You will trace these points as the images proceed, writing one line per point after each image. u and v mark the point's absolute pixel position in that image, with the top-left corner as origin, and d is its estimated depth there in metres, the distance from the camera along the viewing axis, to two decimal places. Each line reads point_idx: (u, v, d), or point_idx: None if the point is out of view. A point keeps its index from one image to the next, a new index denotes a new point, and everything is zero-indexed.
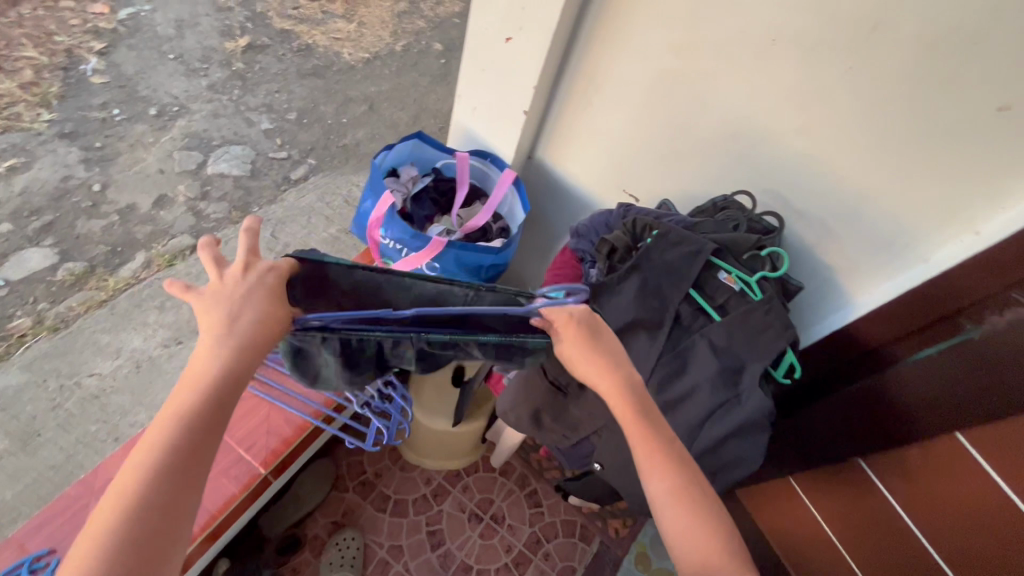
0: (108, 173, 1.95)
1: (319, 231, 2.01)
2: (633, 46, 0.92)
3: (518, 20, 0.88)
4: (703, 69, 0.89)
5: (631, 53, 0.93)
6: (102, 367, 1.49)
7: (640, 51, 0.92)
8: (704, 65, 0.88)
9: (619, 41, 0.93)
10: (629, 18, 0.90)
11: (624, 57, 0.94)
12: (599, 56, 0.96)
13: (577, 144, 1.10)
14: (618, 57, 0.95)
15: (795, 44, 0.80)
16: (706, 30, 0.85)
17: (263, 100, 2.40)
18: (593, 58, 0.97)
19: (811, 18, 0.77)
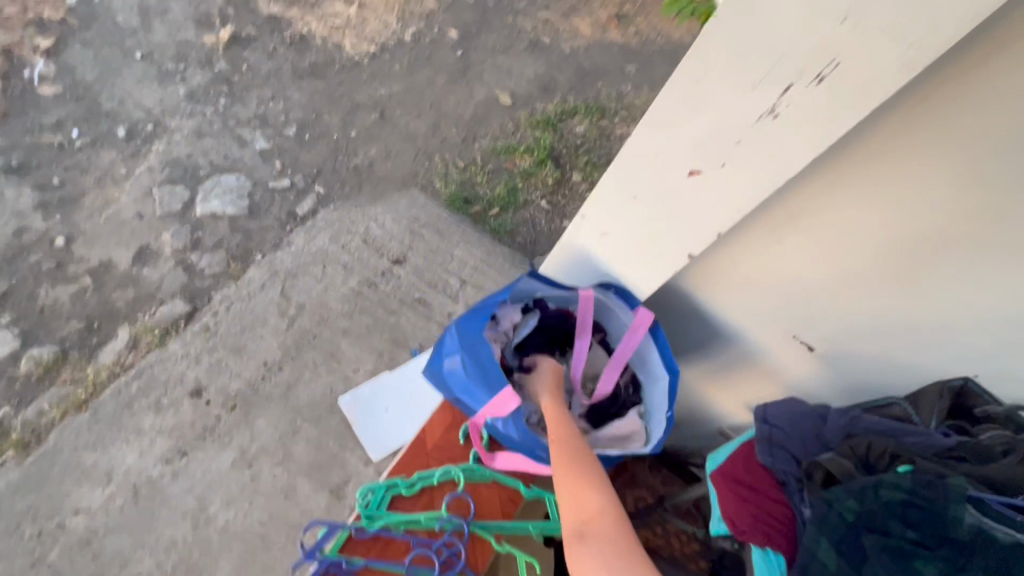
0: (73, 221, 1.59)
1: (337, 285, 1.69)
2: (886, 193, 0.67)
3: (720, 154, 0.61)
4: (980, 243, 0.65)
5: (878, 202, 0.68)
6: (89, 500, 1.21)
7: (895, 202, 0.67)
8: (997, 235, 0.64)
9: (867, 182, 0.67)
10: (903, 153, 0.63)
11: (865, 205, 0.69)
12: (829, 192, 0.70)
13: (754, 284, 0.84)
14: (852, 205, 0.70)
15: None
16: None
17: (255, 111, 2.00)
18: (819, 194, 0.71)
19: None
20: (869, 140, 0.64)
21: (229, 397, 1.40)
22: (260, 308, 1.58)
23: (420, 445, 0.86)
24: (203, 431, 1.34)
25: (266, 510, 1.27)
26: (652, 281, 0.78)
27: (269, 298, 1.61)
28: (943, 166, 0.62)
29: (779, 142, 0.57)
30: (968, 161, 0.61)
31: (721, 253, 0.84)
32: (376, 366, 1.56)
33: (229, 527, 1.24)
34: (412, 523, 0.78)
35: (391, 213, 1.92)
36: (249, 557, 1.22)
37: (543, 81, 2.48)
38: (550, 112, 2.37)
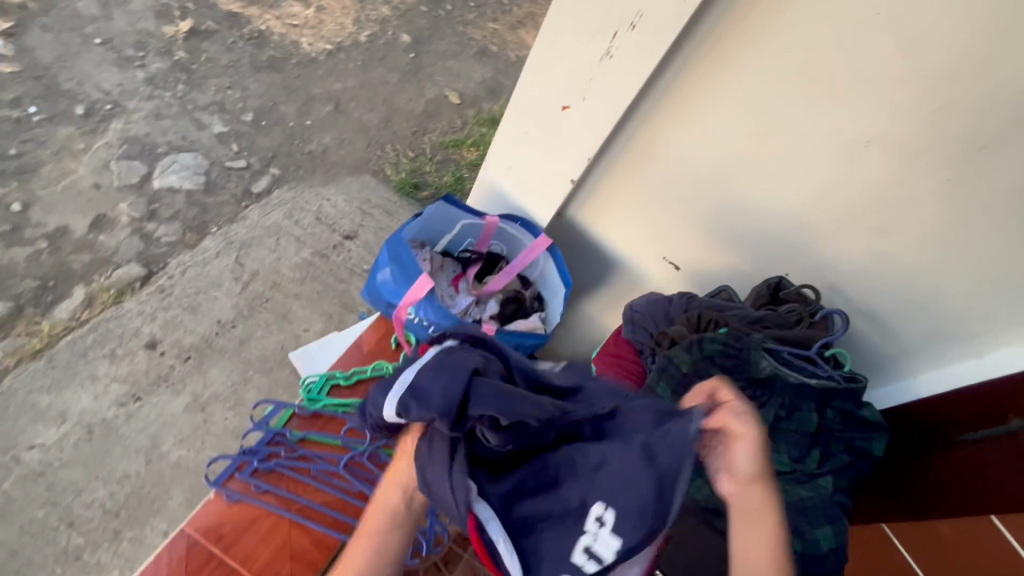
0: (29, 189, 1.66)
1: (289, 255, 1.81)
2: (705, 128, 0.86)
3: (581, 89, 0.78)
4: (774, 161, 0.85)
5: (703, 135, 0.87)
6: (44, 437, 1.29)
7: (707, 132, 0.86)
8: (771, 153, 0.84)
9: (694, 118, 0.86)
10: (701, 93, 0.83)
11: (689, 135, 0.88)
12: (658, 130, 0.89)
13: (620, 212, 1.02)
14: (678, 139, 0.89)
15: (887, 151, 0.77)
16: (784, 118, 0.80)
17: (214, 98, 2.12)
18: (655, 131, 0.90)
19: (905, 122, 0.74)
20: (685, 82, 0.84)
21: (184, 349, 1.50)
22: (215, 272, 1.69)
23: (358, 353, 1.03)
24: (157, 379, 1.43)
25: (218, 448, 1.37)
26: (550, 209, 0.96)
27: (224, 265, 1.71)
28: (739, 103, 0.82)
29: (619, 78, 0.74)
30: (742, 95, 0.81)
31: (599, 190, 1.01)
32: (325, 327, 1.69)
33: (181, 462, 1.32)
34: (346, 407, 0.95)
35: (344, 194, 2.06)
36: (201, 489, 1.31)
37: (489, 84, 2.70)
38: (495, 111, 2.58)
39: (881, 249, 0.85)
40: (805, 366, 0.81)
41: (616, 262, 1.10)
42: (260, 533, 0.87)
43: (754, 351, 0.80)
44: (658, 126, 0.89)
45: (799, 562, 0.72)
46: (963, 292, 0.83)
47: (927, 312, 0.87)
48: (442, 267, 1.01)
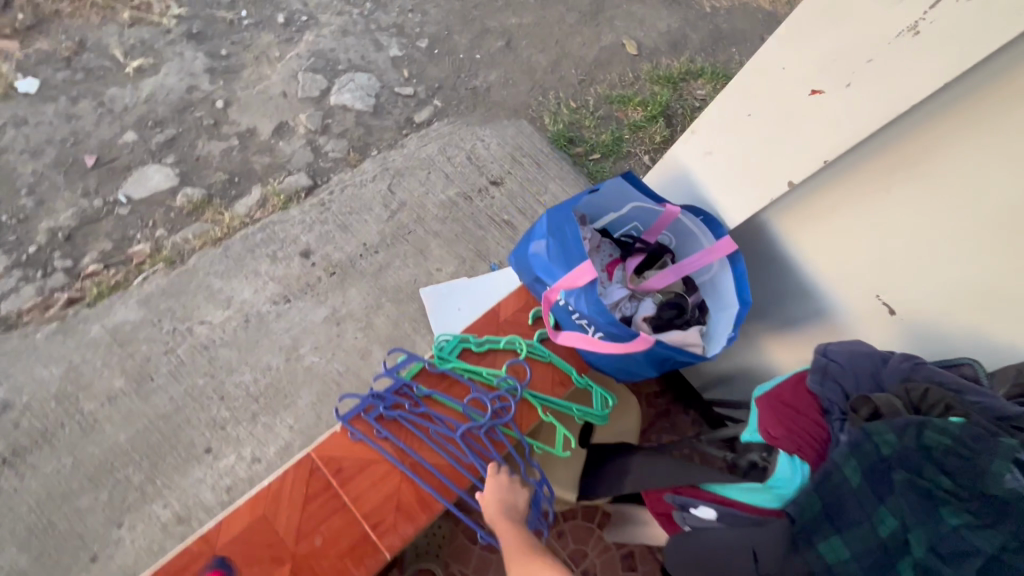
0: (231, 89, 1.82)
1: (437, 191, 1.82)
2: (992, 154, 0.74)
3: (847, 74, 0.80)
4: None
5: (990, 159, 0.75)
6: (212, 316, 1.45)
7: (1004, 158, 0.74)
8: None
9: (989, 139, 0.74)
10: (1017, 111, 0.71)
11: (976, 158, 0.76)
12: (936, 142, 0.78)
13: (838, 226, 0.92)
14: (956, 159, 0.77)
15: None
16: None
17: (395, 20, 2.14)
18: (932, 143, 0.78)
19: None
20: (1002, 89, 0.71)
21: (331, 264, 1.60)
22: (369, 196, 1.75)
23: (493, 318, 0.97)
24: (305, 286, 1.54)
25: (345, 362, 1.46)
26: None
27: (377, 190, 1.77)
28: None
29: (908, 57, 0.74)
30: None
31: (831, 201, 0.91)
32: (457, 270, 1.69)
33: (313, 368, 1.44)
34: (475, 374, 0.91)
35: (498, 138, 2.01)
36: (326, 397, 1.41)
37: (673, 37, 2.41)
38: (674, 69, 2.32)
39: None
40: None
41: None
42: (373, 479, 0.86)
43: (994, 457, 0.61)
44: (937, 139, 0.78)
45: None
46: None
47: None
48: (602, 251, 0.92)
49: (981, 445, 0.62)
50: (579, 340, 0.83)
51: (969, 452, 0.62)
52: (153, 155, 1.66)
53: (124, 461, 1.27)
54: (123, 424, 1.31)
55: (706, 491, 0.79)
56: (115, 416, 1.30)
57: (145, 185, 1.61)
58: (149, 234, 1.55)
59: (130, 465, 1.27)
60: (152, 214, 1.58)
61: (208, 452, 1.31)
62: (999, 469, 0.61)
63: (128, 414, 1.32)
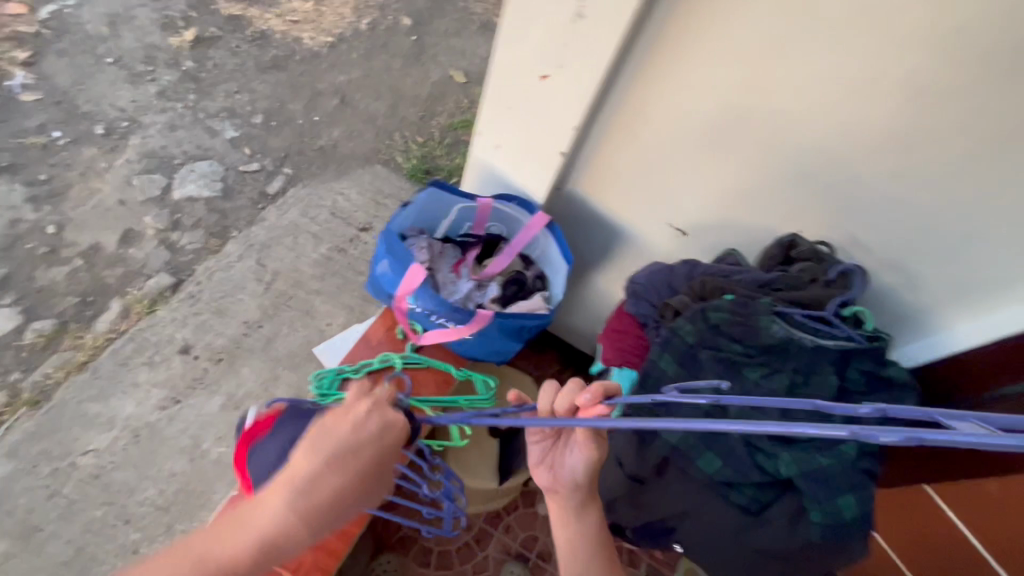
0: (61, 211, 1.75)
1: (308, 252, 1.84)
2: (691, 80, 0.79)
3: (558, 58, 0.73)
4: (774, 99, 0.77)
5: (690, 84, 0.79)
6: (97, 442, 1.38)
7: (701, 91, 0.79)
8: (779, 102, 0.77)
9: (681, 81, 0.79)
10: (688, 51, 0.76)
11: (681, 99, 0.81)
12: (646, 94, 0.82)
13: (617, 183, 0.96)
14: (667, 105, 0.82)
15: (904, 81, 0.71)
16: (788, 63, 0.73)
17: (223, 104, 2.16)
18: (643, 98, 0.83)
19: (923, 51, 0.68)
20: (668, 35, 0.75)
21: (215, 352, 1.56)
22: (238, 275, 1.74)
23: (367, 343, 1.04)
24: (193, 381, 1.50)
25: None
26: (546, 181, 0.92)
27: (247, 267, 1.77)
28: (737, 52, 0.74)
29: (591, 39, 0.68)
30: (735, 47, 0.74)
31: (597, 160, 0.94)
32: (348, 320, 1.72)
33: (221, 459, 1.39)
34: None
35: (357, 187, 2.08)
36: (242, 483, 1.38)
37: None
38: None
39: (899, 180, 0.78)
40: (814, 328, 0.76)
41: (619, 233, 1.06)
42: None
43: (760, 317, 0.75)
44: (643, 93, 0.82)
45: (819, 533, 0.69)
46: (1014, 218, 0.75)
47: (961, 254, 0.82)
48: (444, 253, 1.02)
49: (749, 311, 0.76)
50: (439, 336, 0.91)
51: (744, 319, 0.76)
52: None
53: None
54: None
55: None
56: None
57: None
58: (3, 381, 1.45)
59: None
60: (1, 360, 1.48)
61: None
62: (766, 325, 0.75)
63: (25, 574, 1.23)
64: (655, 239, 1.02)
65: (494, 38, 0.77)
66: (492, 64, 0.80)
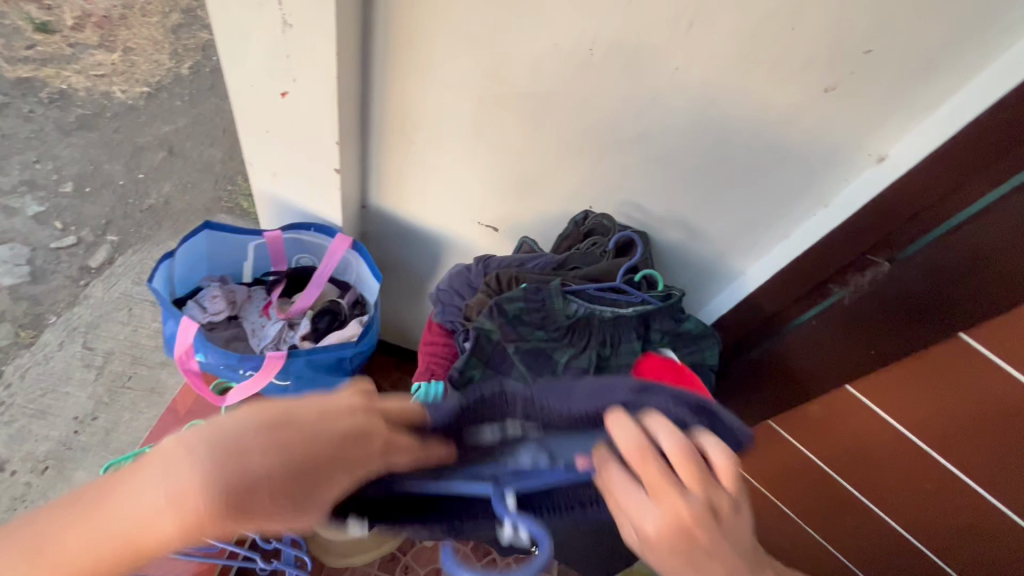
0: None
1: (146, 323, 1.65)
2: (437, 77, 0.77)
3: (287, 72, 0.69)
4: (522, 87, 0.75)
5: (440, 82, 0.77)
6: None
7: (447, 80, 0.77)
8: (520, 85, 0.75)
9: (425, 74, 0.77)
10: (420, 44, 0.73)
11: (433, 91, 0.79)
12: (402, 92, 0.80)
13: (416, 186, 0.94)
14: (425, 100, 0.80)
15: (619, 53, 0.68)
16: (511, 47, 0.71)
17: (21, 178, 1.91)
18: (401, 98, 0.81)
19: (624, 20, 0.65)
20: (392, 28, 0.72)
21: (40, 459, 1.36)
22: (62, 366, 1.53)
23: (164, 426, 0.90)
24: (15, 500, 1.29)
25: None
26: (335, 201, 0.87)
27: (71, 354, 1.55)
28: (462, 40, 0.71)
29: (309, 46, 0.65)
30: (456, 35, 0.71)
31: (393, 168, 0.92)
32: None
33: None
34: None
35: None
36: None
37: None
38: None
39: (662, 152, 0.78)
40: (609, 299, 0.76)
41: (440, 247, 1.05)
42: None
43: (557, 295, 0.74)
44: (398, 91, 0.80)
45: None
46: (772, 171, 0.77)
47: (748, 206, 0.82)
48: (244, 297, 0.94)
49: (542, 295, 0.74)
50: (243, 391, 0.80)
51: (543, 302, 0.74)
52: None
53: None
54: None
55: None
56: None
57: None
58: None
59: None
60: None
61: None
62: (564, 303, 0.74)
63: None
64: (476, 244, 1.01)
65: (220, 59, 0.72)
66: (231, 88, 0.75)
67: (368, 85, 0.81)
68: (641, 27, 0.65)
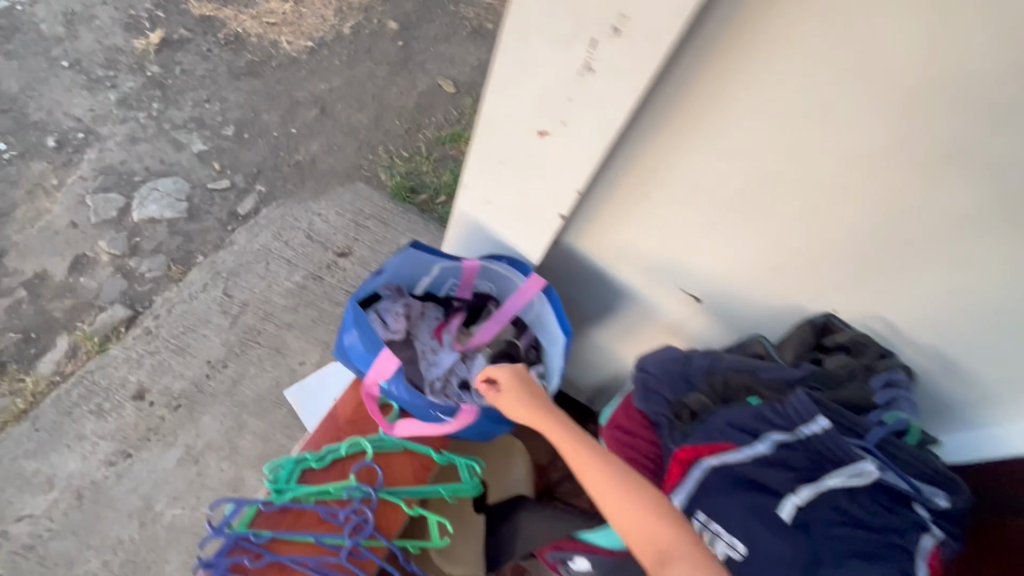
0: (5, 235, 1.60)
1: (280, 281, 1.69)
2: (728, 146, 0.77)
3: (560, 113, 0.64)
4: (808, 172, 0.76)
5: (728, 153, 0.77)
6: (33, 507, 1.24)
7: (731, 148, 0.77)
8: (807, 171, 0.75)
9: (711, 138, 0.77)
10: (723, 110, 0.74)
11: (709, 156, 0.78)
12: (672, 151, 0.79)
13: (627, 239, 0.91)
14: (694, 159, 0.79)
15: (925, 164, 0.70)
16: (823, 136, 0.72)
17: (191, 113, 1.99)
18: (669, 155, 0.80)
19: (960, 131, 0.67)
20: (699, 89, 0.73)
21: (173, 397, 1.42)
22: (202, 308, 1.59)
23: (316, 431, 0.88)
24: (147, 432, 1.36)
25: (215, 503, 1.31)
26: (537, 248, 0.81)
27: (212, 298, 1.61)
28: (774, 119, 0.72)
29: (599, 95, 0.61)
30: (769, 111, 0.72)
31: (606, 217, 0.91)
32: (323, 357, 1.57)
33: (176, 523, 1.26)
34: (323, 494, 0.80)
35: (335, 206, 1.91)
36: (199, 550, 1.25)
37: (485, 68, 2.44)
38: None
39: (909, 264, 0.80)
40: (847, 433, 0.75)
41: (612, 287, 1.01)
42: None
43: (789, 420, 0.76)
44: (671, 148, 0.79)
45: None
46: (1010, 301, 0.78)
47: (963, 335, 0.84)
48: (417, 312, 0.90)
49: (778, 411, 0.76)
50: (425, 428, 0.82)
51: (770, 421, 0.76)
52: None
53: None
54: None
55: (581, 544, 0.93)
56: None
57: None
58: None
59: None
60: None
61: None
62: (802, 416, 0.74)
63: None
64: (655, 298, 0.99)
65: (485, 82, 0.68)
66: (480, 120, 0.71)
67: (630, 138, 0.81)
68: (970, 147, 0.67)
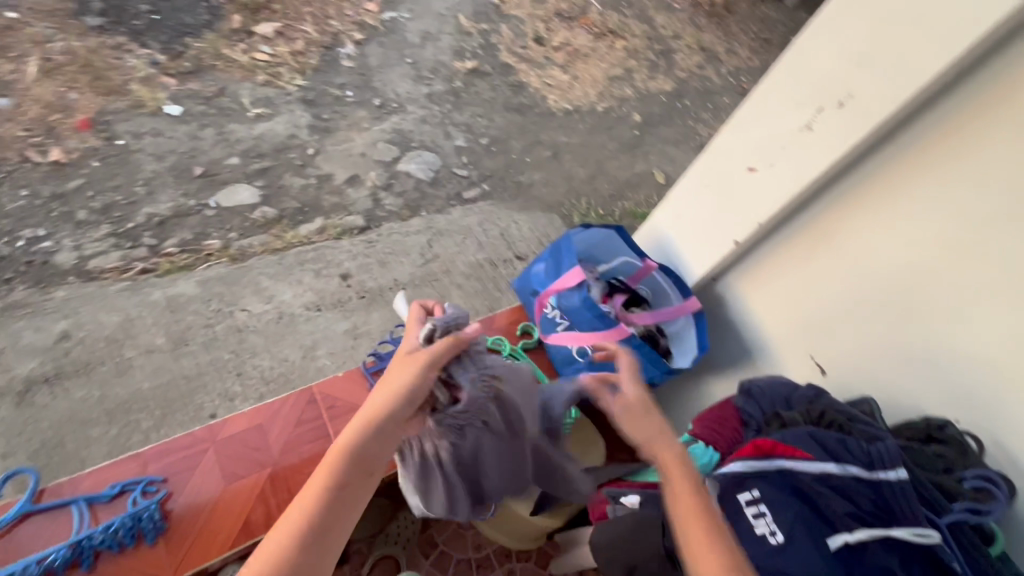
0: (323, 143, 2.24)
1: (468, 253, 2.06)
2: (888, 232, 0.98)
3: (772, 157, 1.07)
4: (956, 274, 0.90)
5: (894, 236, 0.97)
6: (253, 307, 1.72)
7: (893, 235, 0.97)
8: (958, 272, 0.90)
9: (874, 221, 0.99)
10: (893, 199, 0.96)
11: (871, 234, 1.00)
12: (840, 225, 1.04)
13: (772, 285, 1.18)
14: (860, 237, 1.01)
15: None
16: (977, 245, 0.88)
17: (466, 120, 2.60)
18: (838, 228, 1.04)
19: None
20: (875, 179, 0.98)
21: (364, 289, 1.84)
22: (410, 243, 2.02)
23: (490, 323, 1.43)
24: (337, 302, 1.78)
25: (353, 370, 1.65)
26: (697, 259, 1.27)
27: (419, 241, 2.04)
28: (936, 216, 0.91)
29: (809, 144, 1.01)
30: (934, 210, 0.91)
31: (771, 252, 1.16)
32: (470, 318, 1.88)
33: (324, 368, 1.64)
34: None
35: (531, 223, 2.28)
36: None
37: None
38: None
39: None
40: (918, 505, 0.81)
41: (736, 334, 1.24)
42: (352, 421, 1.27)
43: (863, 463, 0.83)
44: (840, 221, 1.04)
45: None
46: None
47: None
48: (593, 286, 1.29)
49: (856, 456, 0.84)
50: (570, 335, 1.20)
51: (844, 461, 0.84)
52: (246, 177, 2.04)
53: (143, 404, 1.51)
54: (153, 375, 1.56)
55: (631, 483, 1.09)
56: (151, 365, 1.56)
57: (233, 197, 1.97)
58: (224, 235, 1.87)
59: (145, 409, 1.52)
60: (231, 221, 1.91)
61: (213, 417, 1.52)
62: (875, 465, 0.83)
63: (160, 368, 1.57)
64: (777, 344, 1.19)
65: (725, 135, 1.16)
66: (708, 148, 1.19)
67: (812, 201, 1.07)
68: None
